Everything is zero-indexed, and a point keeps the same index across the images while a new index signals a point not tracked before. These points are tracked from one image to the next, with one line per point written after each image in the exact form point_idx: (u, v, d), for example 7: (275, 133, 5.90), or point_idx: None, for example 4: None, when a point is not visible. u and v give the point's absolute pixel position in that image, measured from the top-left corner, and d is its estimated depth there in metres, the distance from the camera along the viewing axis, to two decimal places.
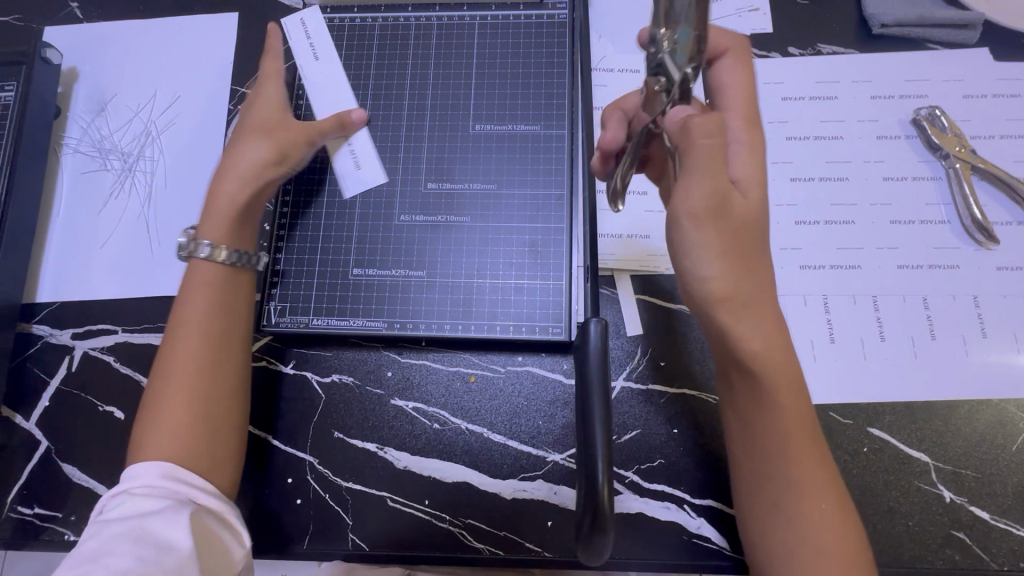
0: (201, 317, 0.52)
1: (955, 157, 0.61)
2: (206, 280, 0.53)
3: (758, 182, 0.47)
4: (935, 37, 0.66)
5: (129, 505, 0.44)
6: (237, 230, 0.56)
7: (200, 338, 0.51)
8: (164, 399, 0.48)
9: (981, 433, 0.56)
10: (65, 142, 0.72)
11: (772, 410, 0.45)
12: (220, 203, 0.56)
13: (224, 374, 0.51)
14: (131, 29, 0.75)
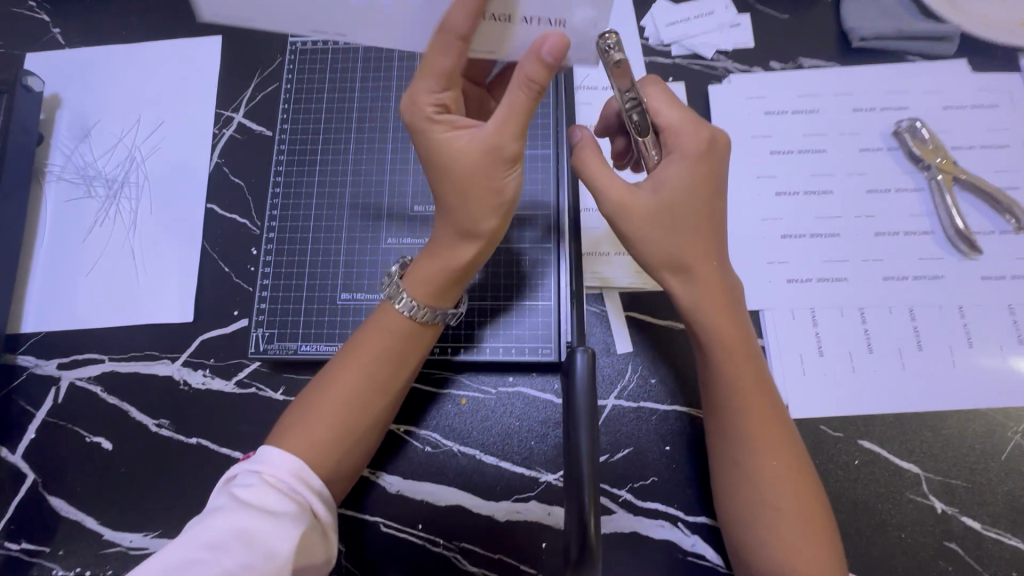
0: (372, 355, 0.51)
1: (937, 168, 0.62)
2: (386, 329, 0.51)
3: (676, 182, 0.47)
4: (913, 49, 0.66)
5: (259, 493, 0.43)
6: (442, 292, 0.51)
7: (363, 373, 0.50)
8: (316, 412, 0.49)
9: (970, 442, 0.57)
10: (48, 169, 0.71)
11: (719, 372, 0.49)
12: (443, 256, 0.50)
13: (372, 406, 0.51)
14: (114, 54, 0.75)
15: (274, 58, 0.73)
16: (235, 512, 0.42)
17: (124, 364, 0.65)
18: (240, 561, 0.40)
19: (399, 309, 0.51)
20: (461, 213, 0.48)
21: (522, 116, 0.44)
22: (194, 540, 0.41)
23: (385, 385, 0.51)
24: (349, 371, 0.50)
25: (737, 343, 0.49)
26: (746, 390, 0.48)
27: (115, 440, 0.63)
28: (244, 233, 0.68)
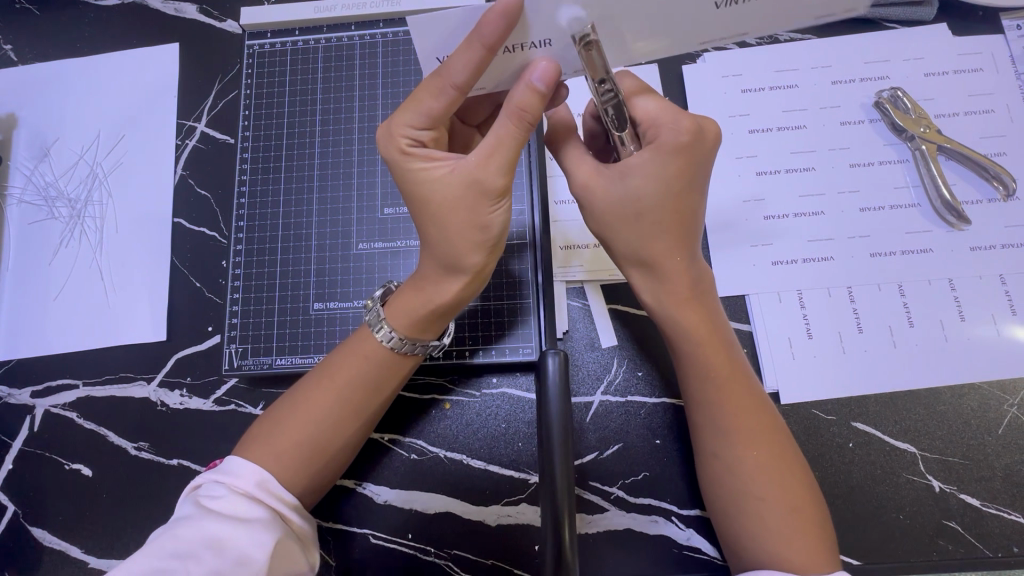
0: (344, 380, 0.49)
1: (920, 138, 0.60)
2: (364, 353, 0.50)
3: (650, 171, 0.44)
4: (892, 16, 0.64)
5: (227, 503, 0.42)
6: (422, 326, 0.49)
7: (333, 399, 0.48)
8: (278, 430, 0.47)
9: (966, 418, 0.55)
10: (10, 193, 0.69)
11: (704, 365, 0.48)
12: (426, 290, 0.48)
13: (342, 432, 0.49)
14: (70, 68, 0.72)
15: (234, 62, 0.71)
16: (205, 520, 0.41)
17: (99, 388, 0.63)
18: (210, 568, 0.39)
19: (378, 339, 0.49)
20: (441, 246, 0.45)
21: (509, 153, 0.42)
22: (161, 550, 0.40)
23: (362, 411, 0.50)
24: (319, 388, 0.49)
25: (706, 337, 0.47)
26: (714, 382, 0.47)
27: (94, 466, 0.61)
28: (214, 247, 0.66)
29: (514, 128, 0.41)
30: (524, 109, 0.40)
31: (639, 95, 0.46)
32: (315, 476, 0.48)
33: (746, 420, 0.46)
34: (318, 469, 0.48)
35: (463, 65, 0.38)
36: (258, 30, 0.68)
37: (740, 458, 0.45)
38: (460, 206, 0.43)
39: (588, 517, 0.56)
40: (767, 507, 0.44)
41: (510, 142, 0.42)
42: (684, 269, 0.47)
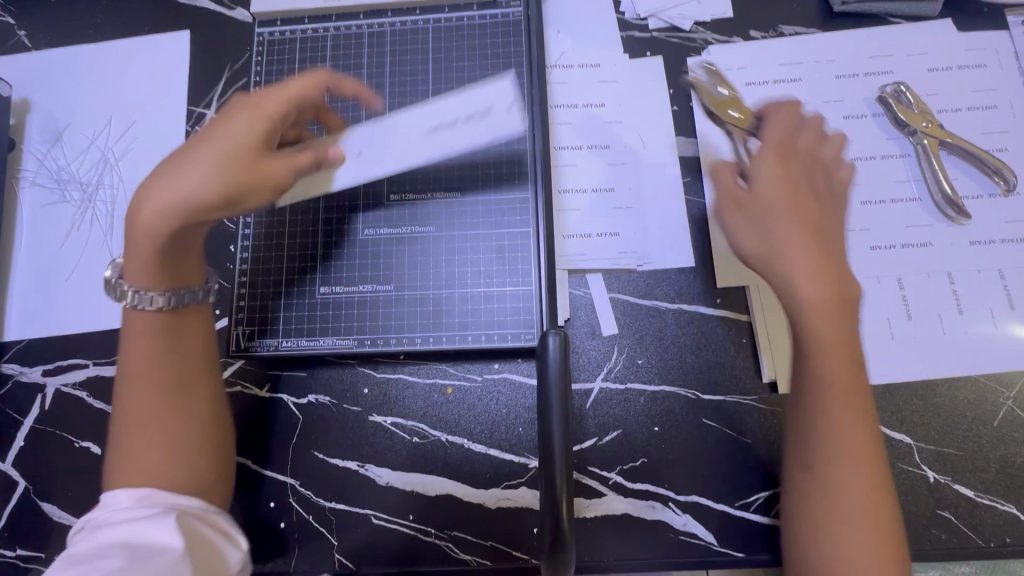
0: (145, 376, 0.50)
1: (923, 133, 0.60)
2: (147, 330, 0.51)
3: (778, 186, 0.48)
4: (897, 11, 0.65)
5: (117, 515, 0.45)
6: (163, 268, 0.50)
7: (146, 397, 0.49)
8: (126, 441, 0.49)
9: (962, 411, 0.56)
10: (22, 176, 0.70)
11: (815, 379, 0.46)
12: (176, 233, 0.49)
13: (175, 433, 0.49)
14: (82, 55, 0.73)
15: (244, 51, 0.71)
16: (125, 519, 0.44)
17: (108, 368, 0.64)
18: (130, 559, 0.42)
19: (131, 304, 0.50)
20: (215, 196, 0.48)
21: (236, 171, 0.49)
22: (89, 547, 0.43)
23: (186, 412, 0.50)
24: (158, 371, 0.50)
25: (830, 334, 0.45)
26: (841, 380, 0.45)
27: (103, 444, 0.62)
28: (221, 231, 0.67)
29: (280, 162, 0.51)
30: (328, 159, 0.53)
31: (785, 116, 0.54)
32: (167, 475, 0.48)
33: (852, 404, 0.45)
34: (183, 458, 0.49)
35: (242, 122, 0.51)
36: (268, 17, 0.69)
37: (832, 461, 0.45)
38: (174, 202, 0.48)
39: (587, 501, 0.57)
40: (850, 516, 0.43)
41: (263, 162, 0.50)
42: (825, 281, 0.45)
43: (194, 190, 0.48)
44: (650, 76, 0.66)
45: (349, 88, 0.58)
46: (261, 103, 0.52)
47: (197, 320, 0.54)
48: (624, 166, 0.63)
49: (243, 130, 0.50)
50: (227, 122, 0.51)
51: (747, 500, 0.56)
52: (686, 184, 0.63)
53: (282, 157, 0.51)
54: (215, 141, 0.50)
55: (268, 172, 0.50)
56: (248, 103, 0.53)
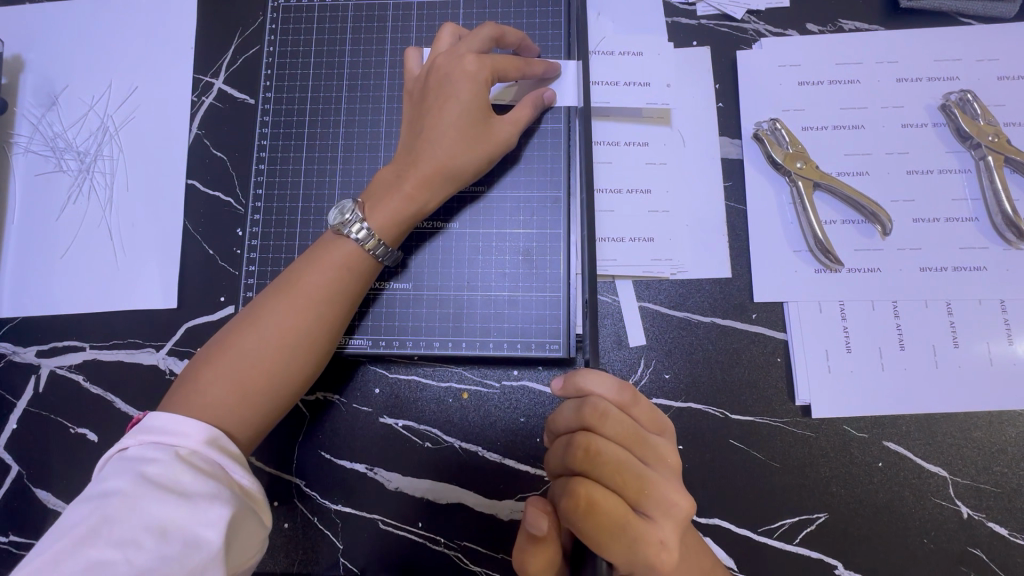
0: (304, 296, 0.49)
1: (987, 147, 0.56)
2: (340, 262, 0.50)
3: (617, 418, 0.41)
4: (967, 11, 0.60)
5: (162, 472, 0.40)
6: (400, 226, 0.52)
7: (281, 320, 0.48)
8: (233, 348, 0.47)
9: (1003, 446, 0.53)
10: (15, 141, 0.66)
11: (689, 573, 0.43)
12: (403, 198, 0.52)
13: (275, 361, 0.47)
14: (81, 11, 0.68)
15: (256, 15, 0.66)
16: (144, 501, 0.39)
17: (106, 352, 0.61)
18: (158, 555, 0.37)
19: (350, 237, 0.50)
20: (442, 161, 0.52)
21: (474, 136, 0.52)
22: (98, 538, 0.37)
23: (298, 344, 0.48)
24: (285, 308, 0.48)
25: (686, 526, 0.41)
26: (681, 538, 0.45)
27: (99, 431, 0.60)
28: (229, 213, 0.63)
29: (504, 124, 0.54)
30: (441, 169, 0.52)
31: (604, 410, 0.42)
32: (244, 403, 0.46)
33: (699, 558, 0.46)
34: (254, 406, 0.47)
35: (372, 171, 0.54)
36: None
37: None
38: (409, 202, 0.52)
39: None
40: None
41: (487, 130, 0.53)
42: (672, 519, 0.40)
43: (439, 181, 0.52)
44: (696, 69, 0.61)
45: (512, 41, 0.55)
46: (451, 97, 0.52)
47: (339, 253, 0.51)
48: (663, 167, 0.59)
49: (455, 128, 0.52)
50: (438, 115, 0.52)
51: (770, 526, 0.54)
52: (727, 189, 0.59)
53: (506, 121, 0.54)
54: (444, 133, 0.51)
55: (497, 140, 0.53)
56: (427, 92, 0.53)
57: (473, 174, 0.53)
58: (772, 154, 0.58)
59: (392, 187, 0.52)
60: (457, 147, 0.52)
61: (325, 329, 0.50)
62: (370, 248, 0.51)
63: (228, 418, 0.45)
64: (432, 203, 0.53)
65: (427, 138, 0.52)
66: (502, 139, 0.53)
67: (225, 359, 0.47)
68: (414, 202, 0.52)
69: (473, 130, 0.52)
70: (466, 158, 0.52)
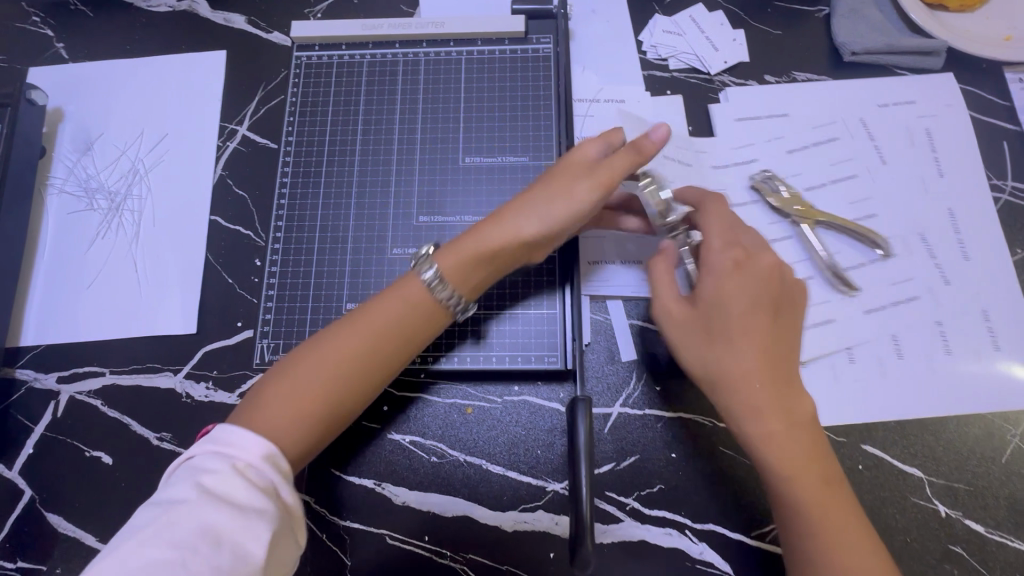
0: (378, 324, 0.51)
1: (796, 215, 0.63)
2: (414, 292, 0.52)
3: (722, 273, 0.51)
4: (902, 64, 0.69)
5: (225, 482, 0.41)
6: (465, 277, 0.53)
7: (359, 343, 0.50)
8: (305, 367, 0.49)
9: (971, 446, 0.57)
10: (50, 183, 0.71)
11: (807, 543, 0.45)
12: (475, 243, 0.53)
13: (343, 384, 0.49)
14: (121, 68, 0.75)
15: (279, 73, 0.74)
16: (205, 508, 0.40)
17: (125, 377, 0.64)
18: (208, 564, 0.38)
19: (423, 277, 0.52)
20: (513, 219, 0.52)
21: (565, 194, 0.52)
22: (158, 540, 0.38)
23: (365, 371, 0.49)
24: (359, 335, 0.50)
25: (764, 386, 0.47)
26: (785, 452, 0.46)
27: (115, 454, 0.62)
28: (249, 245, 0.68)
29: (581, 184, 0.52)
30: (511, 229, 0.52)
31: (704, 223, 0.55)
32: (304, 428, 0.47)
33: (805, 455, 0.46)
34: (303, 431, 0.47)
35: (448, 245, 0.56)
36: (306, 42, 0.71)
37: (807, 534, 0.45)
38: (483, 253, 0.52)
39: (603, 526, 0.57)
40: None
41: (569, 186, 0.52)
42: (804, 444, 0.46)
43: (505, 244, 0.52)
44: (672, 114, 0.69)
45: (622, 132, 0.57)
46: (580, 156, 0.54)
47: (408, 286, 0.53)
48: None
49: (541, 190, 0.53)
50: (552, 176, 0.54)
51: (763, 529, 0.56)
52: None
53: (601, 177, 0.52)
54: (528, 198, 0.53)
55: (570, 197, 0.52)
56: (557, 165, 0.55)
57: (545, 234, 0.52)
58: (767, 201, 0.64)
59: (473, 232, 0.54)
60: (536, 204, 0.52)
61: (387, 360, 0.51)
62: (437, 293, 0.52)
63: (282, 439, 0.46)
64: (504, 255, 0.53)
65: (512, 204, 0.54)
66: (586, 189, 0.51)
67: (297, 378, 0.48)
68: (481, 253, 0.52)
69: (566, 184, 0.52)
70: (541, 211, 0.52)
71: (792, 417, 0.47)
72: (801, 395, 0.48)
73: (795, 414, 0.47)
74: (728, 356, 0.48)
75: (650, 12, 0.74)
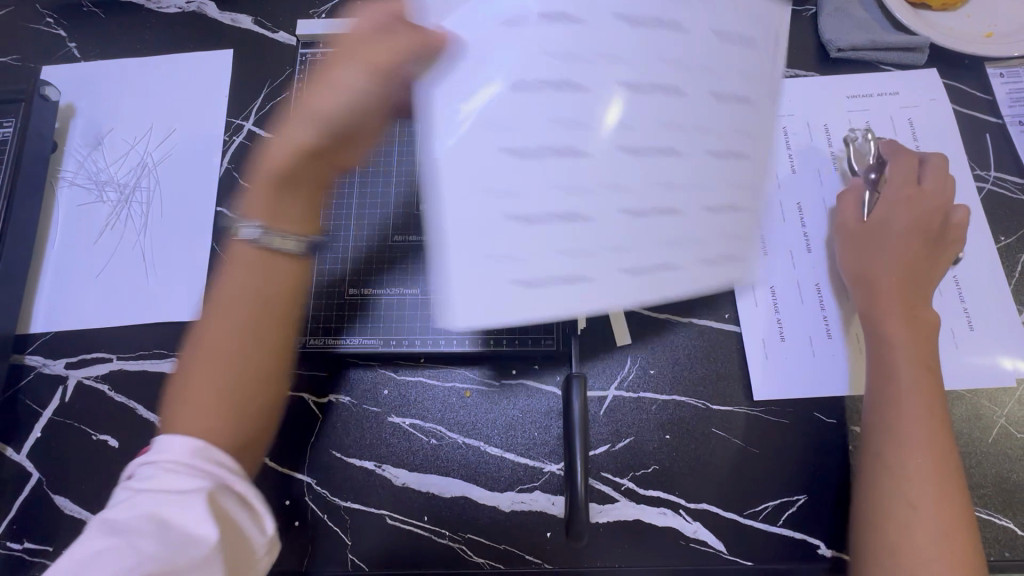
0: (240, 297, 0.47)
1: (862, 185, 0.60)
2: (250, 261, 0.47)
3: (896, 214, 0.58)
4: (886, 60, 0.71)
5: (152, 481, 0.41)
6: (282, 215, 0.48)
7: (233, 325, 0.46)
8: (200, 358, 0.46)
9: (959, 426, 0.59)
10: (62, 176, 0.73)
11: (908, 437, 0.50)
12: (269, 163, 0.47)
13: (249, 367, 0.46)
14: (132, 66, 0.78)
15: (285, 71, 0.77)
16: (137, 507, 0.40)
17: (132, 363, 0.66)
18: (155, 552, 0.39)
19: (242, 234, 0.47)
20: (286, 136, 0.46)
21: (319, 106, 0.45)
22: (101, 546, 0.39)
23: (248, 355, 0.46)
24: (243, 316, 0.46)
25: (891, 286, 0.55)
26: (909, 347, 0.53)
27: (120, 438, 0.63)
28: None
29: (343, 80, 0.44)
30: (296, 139, 0.46)
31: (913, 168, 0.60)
32: (231, 419, 0.45)
33: (926, 355, 0.53)
34: (232, 422, 0.45)
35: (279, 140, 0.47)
36: (312, 40, 0.74)
37: (898, 431, 0.50)
38: (277, 168, 0.46)
39: (599, 506, 0.58)
40: (927, 501, 0.47)
41: (371, 61, 0.42)
42: (923, 364, 0.52)
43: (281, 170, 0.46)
44: None
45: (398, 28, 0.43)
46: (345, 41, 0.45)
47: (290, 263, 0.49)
48: None
49: (327, 77, 0.45)
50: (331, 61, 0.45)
51: (756, 509, 0.57)
52: None
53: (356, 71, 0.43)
54: (314, 93, 0.45)
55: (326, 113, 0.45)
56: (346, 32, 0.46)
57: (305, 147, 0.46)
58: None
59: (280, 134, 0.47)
60: (296, 127, 0.46)
61: (264, 342, 0.47)
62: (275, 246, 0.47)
63: (214, 438, 0.44)
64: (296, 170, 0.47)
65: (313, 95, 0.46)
66: (345, 90, 0.44)
67: (200, 369, 0.45)
68: (278, 167, 0.46)
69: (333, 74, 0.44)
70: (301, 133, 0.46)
71: (915, 324, 0.54)
72: (924, 311, 0.55)
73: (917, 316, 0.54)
74: (863, 251, 0.59)
75: None
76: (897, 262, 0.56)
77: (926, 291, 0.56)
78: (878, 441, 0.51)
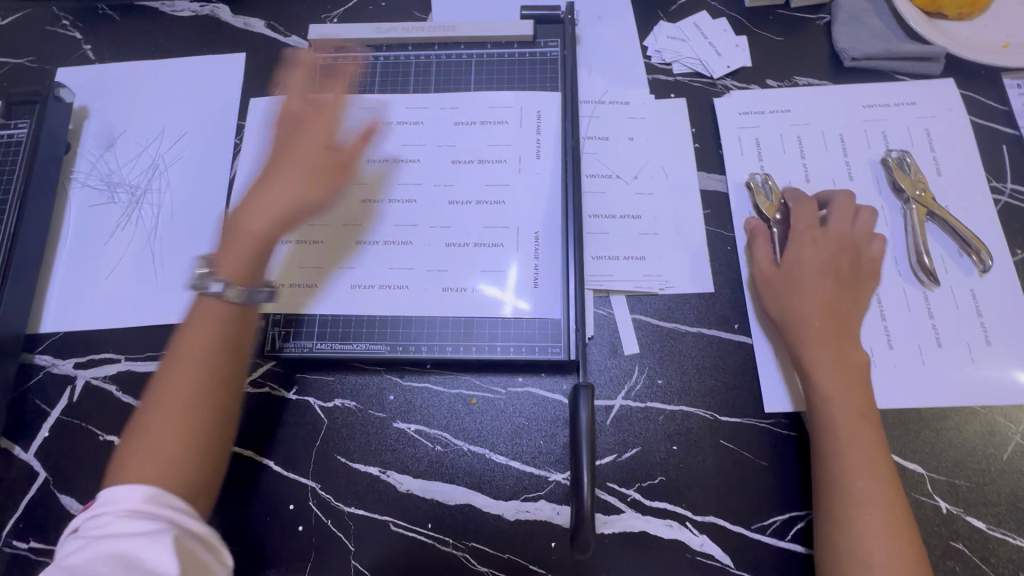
0: (203, 348, 0.50)
1: (915, 199, 0.64)
2: (217, 317, 0.51)
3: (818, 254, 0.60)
4: (900, 69, 0.71)
5: (129, 520, 0.42)
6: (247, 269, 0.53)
7: (192, 375, 0.49)
8: (151, 409, 0.48)
9: (972, 442, 0.58)
10: (74, 176, 0.74)
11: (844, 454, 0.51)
12: (252, 234, 0.54)
13: (206, 416, 0.48)
14: (144, 69, 0.78)
15: None
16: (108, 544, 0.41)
17: (140, 363, 0.66)
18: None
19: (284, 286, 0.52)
20: (271, 194, 0.56)
21: (296, 188, 0.56)
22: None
23: (211, 397, 0.49)
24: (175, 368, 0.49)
25: (821, 322, 0.56)
26: (838, 377, 0.54)
27: None
28: None
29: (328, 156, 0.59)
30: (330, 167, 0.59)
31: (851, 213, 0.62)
32: (177, 466, 0.46)
33: (853, 379, 0.54)
34: (192, 466, 0.46)
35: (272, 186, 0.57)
36: (323, 44, 0.74)
37: (845, 457, 0.51)
38: (255, 239, 0.54)
39: (604, 517, 0.58)
40: (871, 520, 0.48)
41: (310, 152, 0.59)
42: (854, 385, 0.54)
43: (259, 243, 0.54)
44: (675, 116, 0.71)
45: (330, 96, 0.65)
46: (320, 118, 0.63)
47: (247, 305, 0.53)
48: (650, 196, 0.67)
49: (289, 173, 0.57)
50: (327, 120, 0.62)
51: (764, 522, 0.57)
52: (706, 216, 0.67)
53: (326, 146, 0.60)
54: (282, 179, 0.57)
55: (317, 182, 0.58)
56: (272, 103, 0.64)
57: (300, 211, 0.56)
58: (757, 205, 0.66)
59: (241, 217, 0.55)
60: (274, 188, 0.56)
61: (214, 393, 0.49)
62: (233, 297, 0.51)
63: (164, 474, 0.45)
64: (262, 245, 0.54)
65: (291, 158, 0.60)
66: (302, 183, 0.57)
67: (162, 416, 0.47)
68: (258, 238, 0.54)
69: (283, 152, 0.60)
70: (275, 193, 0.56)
71: (843, 356, 0.55)
72: (856, 350, 0.56)
73: (847, 355, 0.55)
74: (791, 295, 0.58)
75: (655, 19, 0.76)
76: (815, 298, 0.57)
77: (856, 330, 0.57)
78: (827, 463, 0.52)
